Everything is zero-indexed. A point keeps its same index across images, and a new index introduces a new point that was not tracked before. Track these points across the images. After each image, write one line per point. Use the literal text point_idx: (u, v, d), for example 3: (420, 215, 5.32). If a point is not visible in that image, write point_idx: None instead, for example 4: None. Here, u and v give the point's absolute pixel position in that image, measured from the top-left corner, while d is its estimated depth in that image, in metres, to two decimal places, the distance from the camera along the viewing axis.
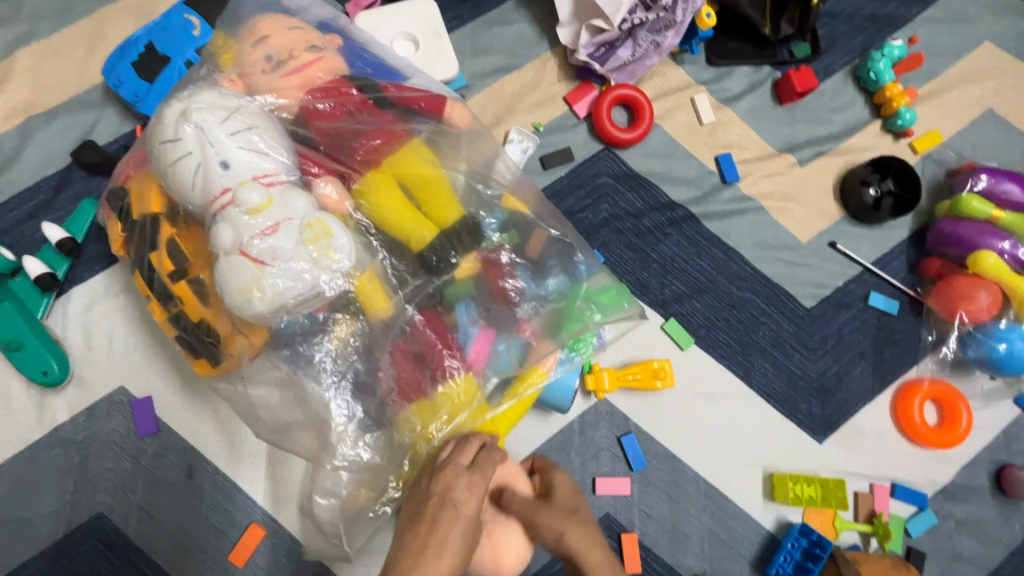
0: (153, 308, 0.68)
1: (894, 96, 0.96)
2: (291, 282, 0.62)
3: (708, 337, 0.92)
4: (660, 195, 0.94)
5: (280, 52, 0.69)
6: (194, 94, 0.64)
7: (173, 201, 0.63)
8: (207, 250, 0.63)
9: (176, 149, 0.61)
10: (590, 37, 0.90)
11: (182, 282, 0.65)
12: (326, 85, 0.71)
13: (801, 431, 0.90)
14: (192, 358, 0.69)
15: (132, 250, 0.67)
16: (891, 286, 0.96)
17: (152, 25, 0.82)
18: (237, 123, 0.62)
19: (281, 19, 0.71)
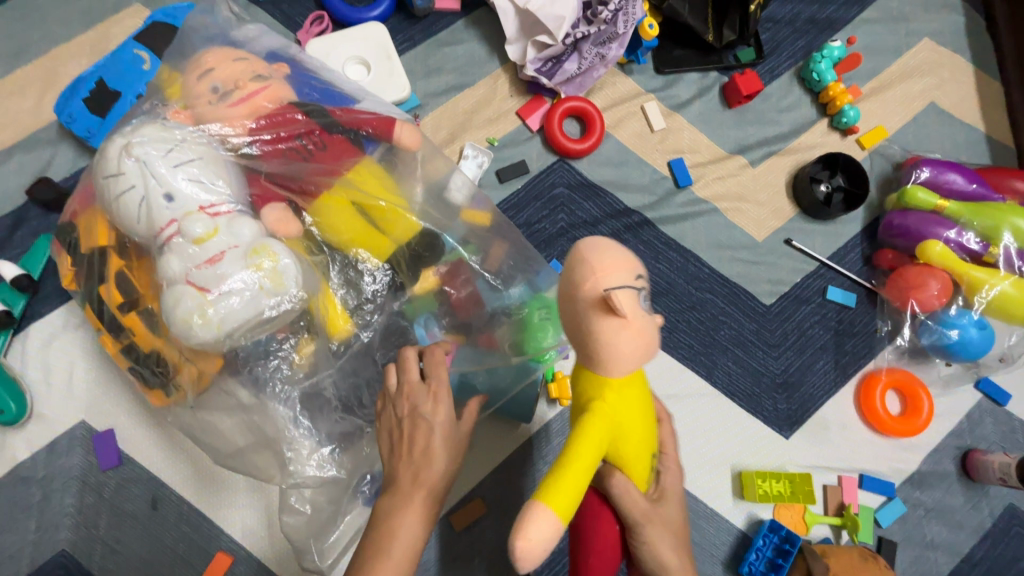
0: (105, 340, 0.68)
1: (837, 94, 0.98)
2: (237, 309, 0.61)
3: (671, 339, 0.93)
4: (616, 202, 0.96)
5: (225, 82, 0.70)
6: (137, 128, 0.64)
7: (119, 233, 0.64)
8: (154, 280, 0.63)
9: (119, 182, 0.61)
10: (536, 53, 0.93)
11: (131, 313, 0.64)
12: (272, 112, 0.71)
13: (768, 428, 0.91)
14: (147, 388, 0.69)
15: (82, 284, 0.68)
16: (849, 279, 0.98)
17: (103, 61, 0.83)
18: (180, 155, 0.62)
19: (226, 52, 0.72)
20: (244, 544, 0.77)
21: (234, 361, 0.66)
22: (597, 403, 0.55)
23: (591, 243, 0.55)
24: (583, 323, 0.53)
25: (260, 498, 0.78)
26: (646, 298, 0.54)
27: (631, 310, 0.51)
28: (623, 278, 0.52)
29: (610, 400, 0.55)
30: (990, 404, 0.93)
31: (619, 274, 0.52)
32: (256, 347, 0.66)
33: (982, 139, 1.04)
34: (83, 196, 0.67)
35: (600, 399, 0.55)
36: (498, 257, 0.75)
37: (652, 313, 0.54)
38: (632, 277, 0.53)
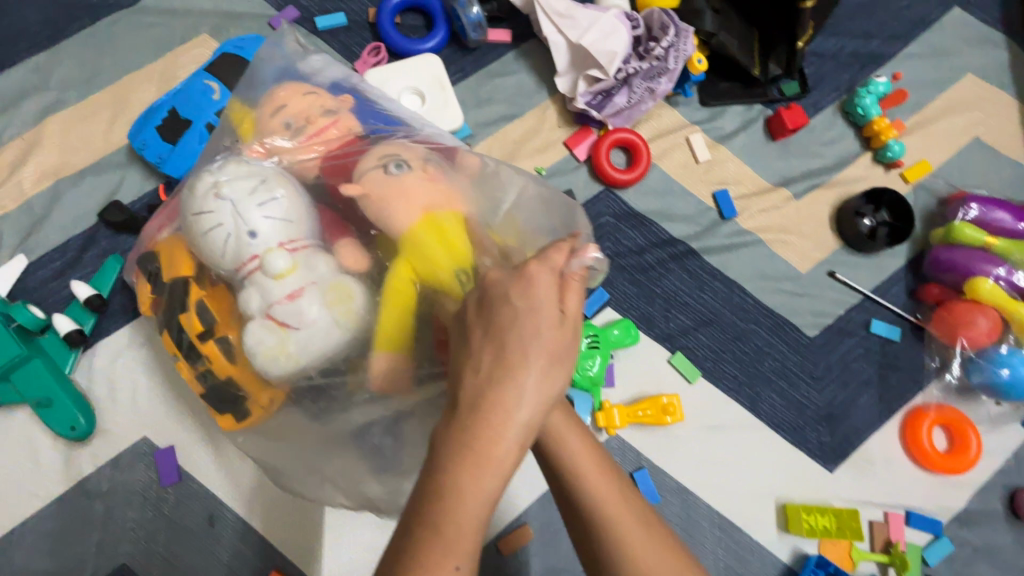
0: (180, 366, 0.70)
1: (882, 129, 1.00)
2: (318, 339, 0.64)
3: (715, 369, 0.94)
4: (661, 232, 0.97)
5: (297, 118, 0.74)
6: (224, 167, 0.67)
7: (203, 265, 0.67)
8: (237, 311, 0.66)
9: (208, 219, 0.64)
10: (587, 86, 0.95)
11: (210, 341, 0.66)
12: (340, 143, 0.74)
13: (813, 461, 0.91)
14: (217, 411, 0.71)
15: (161, 312, 0.70)
16: (892, 312, 0.98)
17: (175, 91, 0.87)
18: (264, 193, 0.65)
19: (299, 86, 0.77)
20: (297, 562, 0.79)
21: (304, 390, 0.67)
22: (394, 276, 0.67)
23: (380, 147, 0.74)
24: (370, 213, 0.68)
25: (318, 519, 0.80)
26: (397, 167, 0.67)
27: (368, 182, 0.67)
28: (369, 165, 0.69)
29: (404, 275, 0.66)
30: None
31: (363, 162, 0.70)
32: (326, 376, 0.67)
33: None
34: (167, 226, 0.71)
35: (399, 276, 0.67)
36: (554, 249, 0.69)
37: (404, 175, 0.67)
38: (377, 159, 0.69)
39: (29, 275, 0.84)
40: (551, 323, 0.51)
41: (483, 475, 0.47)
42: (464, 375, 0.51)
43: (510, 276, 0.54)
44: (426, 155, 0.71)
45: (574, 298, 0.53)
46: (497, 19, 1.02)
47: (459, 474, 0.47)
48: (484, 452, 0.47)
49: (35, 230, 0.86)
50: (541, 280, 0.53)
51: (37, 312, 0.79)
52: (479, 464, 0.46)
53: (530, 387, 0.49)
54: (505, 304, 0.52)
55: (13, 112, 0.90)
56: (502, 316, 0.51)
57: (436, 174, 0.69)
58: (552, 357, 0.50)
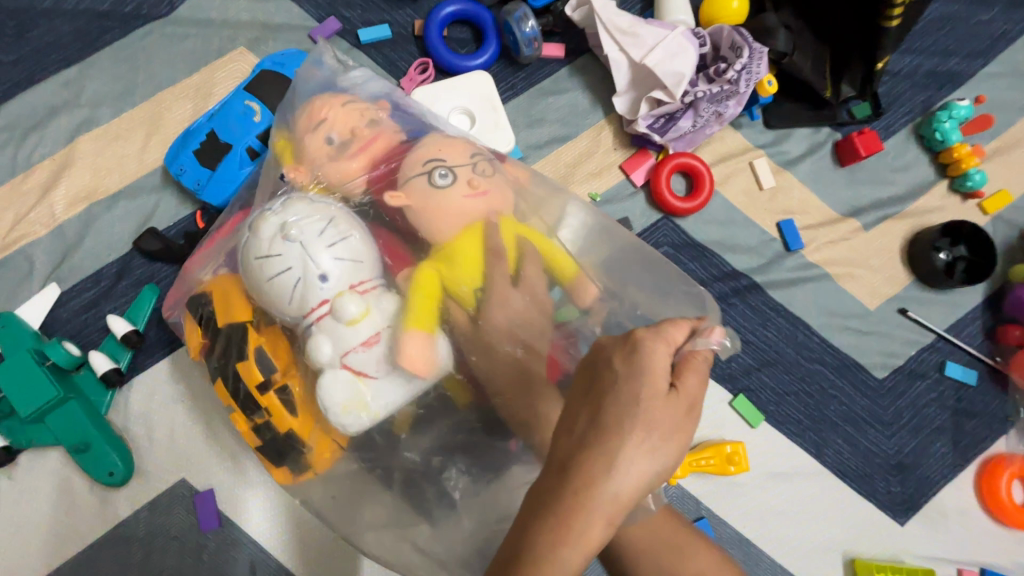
0: (235, 417, 0.66)
1: (963, 156, 0.93)
2: (393, 389, 0.62)
3: (779, 412, 0.88)
4: (723, 263, 0.92)
5: (341, 133, 0.69)
6: (287, 205, 0.63)
7: (266, 311, 0.64)
8: (303, 360, 0.63)
9: (274, 264, 0.60)
10: (649, 109, 0.88)
11: (272, 392, 0.63)
12: (386, 157, 0.69)
13: (881, 512, 0.86)
14: (273, 467, 0.67)
15: (213, 358, 0.66)
16: (968, 354, 0.92)
17: (212, 111, 0.81)
18: (333, 233, 0.61)
19: (334, 97, 0.71)
20: None
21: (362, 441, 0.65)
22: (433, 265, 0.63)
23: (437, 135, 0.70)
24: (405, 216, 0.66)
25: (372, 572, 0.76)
26: (442, 175, 0.64)
27: (410, 189, 0.64)
28: (408, 163, 0.66)
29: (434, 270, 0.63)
30: None
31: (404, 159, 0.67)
32: (387, 426, 0.64)
33: None
34: (219, 270, 0.68)
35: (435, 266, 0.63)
36: (617, 276, 0.67)
37: (448, 184, 0.64)
38: (421, 163, 0.65)
39: (63, 305, 0.80)
40: (664, 396, 0.46)
41: (563, 556, 0.41)
42: (558, 442, 0.46)
43: (620, 344, 0.50)
44: (472, 159, 0.66)
45: (697, 382, 0.48)
46: (551, 33, 0.96)
47: (542, 545, 0.41)
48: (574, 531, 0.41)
49: (67, 258, 0.82)
50: (653, 349, 0.48)
51: (72, 349, 0.75)
52: (564, 542, 0.41)
53: (635, 466, 0.43)
54: (614, 371, 0.47)
55: (43, 130, 0.85)
56: (609, 387, 0.46)
57: (485, 184, 0.65)
58: (667, 433, 0.44)
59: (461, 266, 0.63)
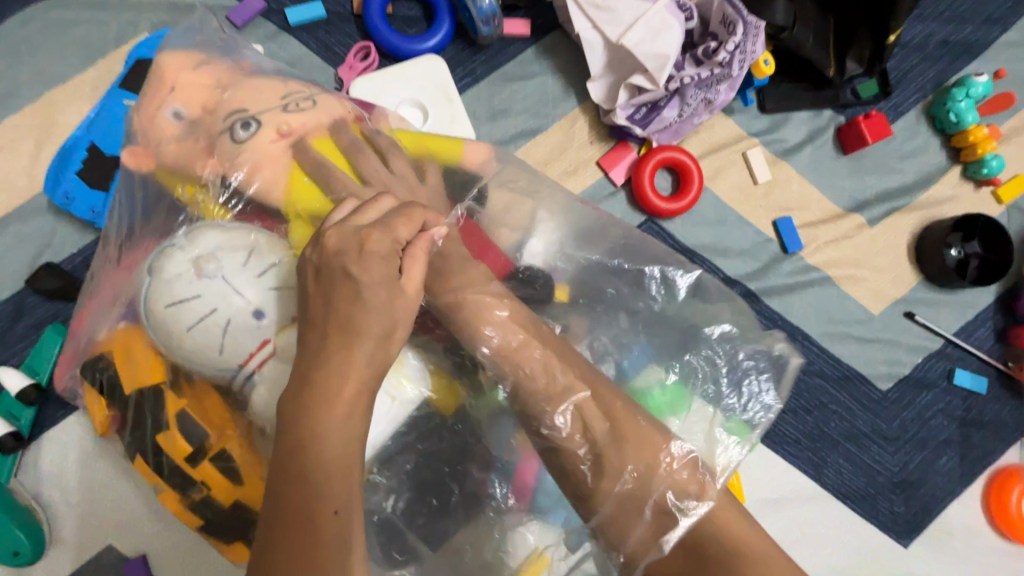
0: (163, 497, 0.55)
1: (979, 140, 0.83)
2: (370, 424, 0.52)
3: (776, 433, 0.80)
4: (714, 270, 0.82)
5: (189, 108, 0.57)
6: (196, 236, 0.51)
7: (184, 368, 0.51)
8: (244, 416, 0.52)
9: (192, 308, 0.48)
10: (628, 97, 0.76)
11: (206, 462, 0.52)
12: (206, 118, 0.57)
13: (885, 534, 0.80)
14: (222, 546, 0.56)
15: (126, 431, 0.54)
16: (978, 359, 0.84)
17: (95, 122, 0.69)
18: (260, 262, 0.50)
19: (185, 57, 0.60)
20: None
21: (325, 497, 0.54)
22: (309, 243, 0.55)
23: (274, 82, 0.59)
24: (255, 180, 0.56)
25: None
26: (244, 127, 0.56)
27: (224, 155, 0.56)
28: (221, 123, 0.56)
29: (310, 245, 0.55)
30: None
31: (217, 115, 0.57)
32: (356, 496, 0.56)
33: None
34: (121, 322, 0.55)
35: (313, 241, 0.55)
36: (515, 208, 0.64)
37: (250, 139, 0.56)
38: (229, 117, 0.56)
39: None
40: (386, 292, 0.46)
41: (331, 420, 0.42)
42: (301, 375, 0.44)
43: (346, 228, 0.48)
44: (284, 101, 0.58)
45: (538, 350, 0.55)
46: (513, 8, 0.83)
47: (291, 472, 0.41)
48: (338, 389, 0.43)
49: None
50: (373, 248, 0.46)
51: None
52: (330, 402, 0.42)
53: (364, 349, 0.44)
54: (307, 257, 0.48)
55: None
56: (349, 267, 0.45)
57: (294, 124, 0.57)
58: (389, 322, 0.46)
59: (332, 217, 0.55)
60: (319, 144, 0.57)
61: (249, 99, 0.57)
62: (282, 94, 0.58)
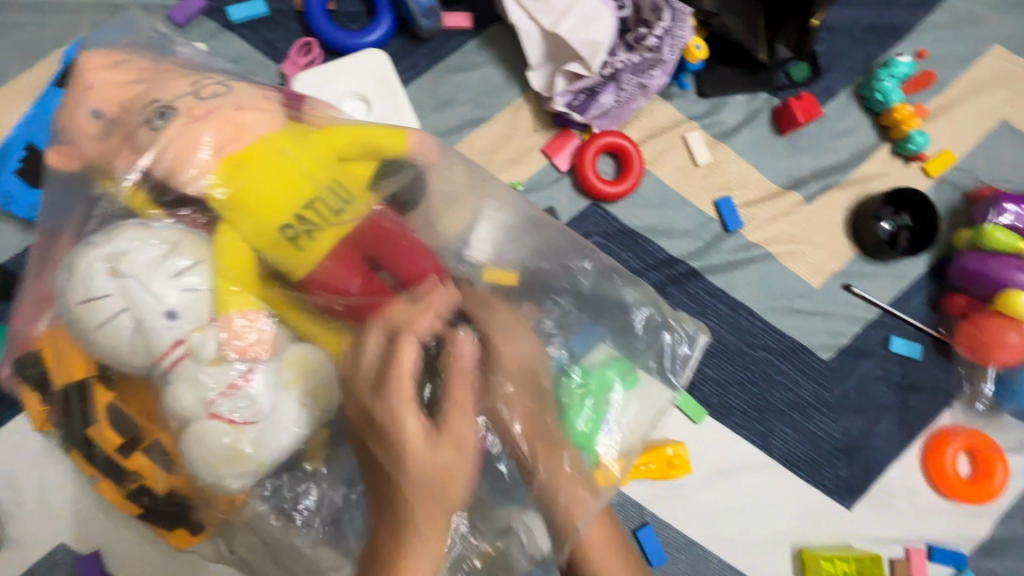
0: (101, 487, 0.55)
1: (904, 118, 0.87)
2: (279, 432, 0.51)
3: (722, 406, 0.83)
4: (657, 251, 0.85)
5: (108, 107, 0.54)
6: (115, 232, 0.50)
7: (102, 364, 0.50)
8: (161, 414, 0.50)
9: (104, 306, 0.47)
10: (566, 83, 0.79)
11: (138, 453, 0.52)
12: (119, 114, 0.53)
13: (829, 499, 0.83)
14: (166, 532, 0.57)
15: (58, 423, 0.54)
16: (912, 327, 0.88)
17: (33, 122, 0.69)
18: (179, 260, 0.50)
19: (106, 57, 0.58)
20: None
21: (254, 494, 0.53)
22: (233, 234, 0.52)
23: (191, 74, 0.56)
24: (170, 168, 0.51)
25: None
26: (160, 117, 0.52)
27: (141, 147, 0.52)
28: (136, 117, 0.53)
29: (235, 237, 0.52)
30: None
31: (133, 107, 0.53)
32: None
33: None
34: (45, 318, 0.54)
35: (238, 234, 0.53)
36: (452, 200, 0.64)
37: (167, 127, 0.52)
38: (144, 109, 0.53)
39: None
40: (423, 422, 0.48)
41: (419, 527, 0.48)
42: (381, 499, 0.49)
43: (424, 451, 0.47)
44: (195, 87, 0.54)
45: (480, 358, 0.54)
46: (454, 2, 0.85)
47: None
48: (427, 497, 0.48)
49: None
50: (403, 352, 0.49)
51: None
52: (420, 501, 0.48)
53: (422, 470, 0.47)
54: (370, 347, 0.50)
55: None
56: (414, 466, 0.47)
57: (208, 107, 0.53)
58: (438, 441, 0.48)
59: (254, 205, 0.53)
60: (256, 141, 0.54)
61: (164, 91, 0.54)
62: (193, 82, 0.55)
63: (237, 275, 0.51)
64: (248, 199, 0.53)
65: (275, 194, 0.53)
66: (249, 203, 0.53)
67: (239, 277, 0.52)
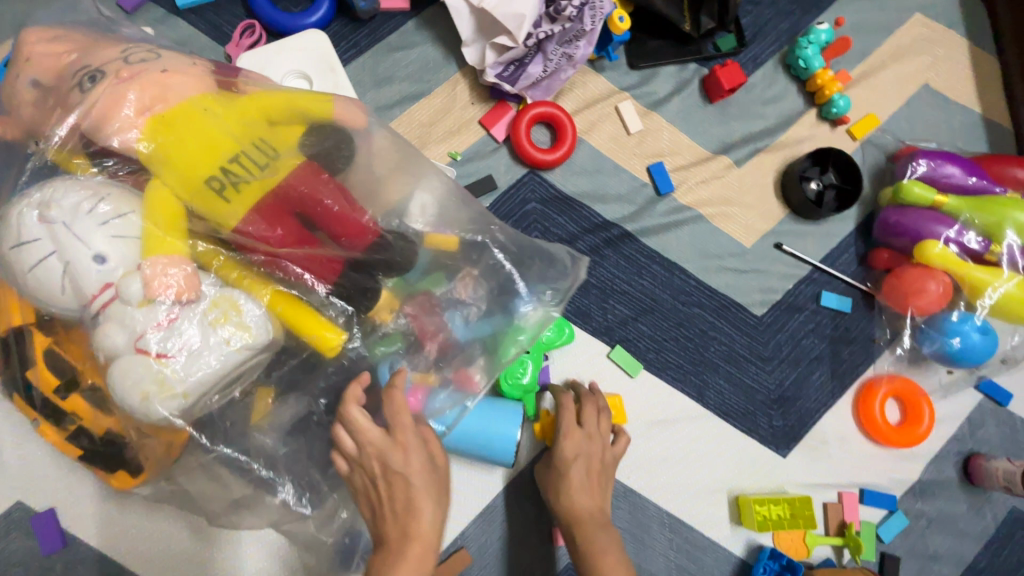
0: (44, 430, 0.60)
1: (826, 82, 0.91)
2: (203, 369, 0.55)
3: (658, 360, 0.87)
4: (593, 215, 0.88)
5: (44, 76, 0.59)
6: (46, 185, 0.54)
7: (37, 309, 0.54)
8: (92, 354, 0.54)
9: (34, 251, 0.52)
10: (496, 56, 0.84)
11: (74, 395, 0.56)
12: (56, 81, 0.58)
13: (764, 447, 0.86)
14: (108, 473, 0.61)
15: (4, 371, 0.59)
16: (843, 282, 0.92)
17: None
18: (106, 209, 0.53)
19: (43, 32, 0.62)
20: None
21: (190, 429, 0.57)
22: (160, 187, 0.56)
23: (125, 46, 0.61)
24: (95, 123, 0.55)
25: (260, 554, 0.73)
26: (90, 80, 0.57)
27: (72, 109, 0.56)
28: (71, 81, 0.57)
29: (162, 189, 0.56)
30: (991, 405, 0.89)
31: (68, 73, 0.58)
32: (237, 425, 0.60)
33: (980, 121, 0.97)
34: None
35: (165, 187, 0.56)
36: (381, 169, 0.69)
37: (94, 89, 0.56)
38: (76, 75, 0.57)
39: None
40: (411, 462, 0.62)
41: (424, 510, 0.61)
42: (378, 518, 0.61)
43: (382, 445, 0.61)
44: (124, 55, 0.59)
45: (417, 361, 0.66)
46: None
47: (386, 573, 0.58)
48: (429, 497, 0.62)
49: None
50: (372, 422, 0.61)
51: None
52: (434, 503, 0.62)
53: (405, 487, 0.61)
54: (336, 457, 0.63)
55: None
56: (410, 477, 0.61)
57: (135, 70, 0.57)
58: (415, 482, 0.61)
59: (179, 161, 0.57)
60: (189, 99, 0.58)
61: (96, 58, 0.58)
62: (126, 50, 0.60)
63: (163, 225, 0.55)
64: (175, 154, 0.56)
65: (201, 151, 0.57)
66: (177, 158, 0.57)
67: (166, 226, 0.56)
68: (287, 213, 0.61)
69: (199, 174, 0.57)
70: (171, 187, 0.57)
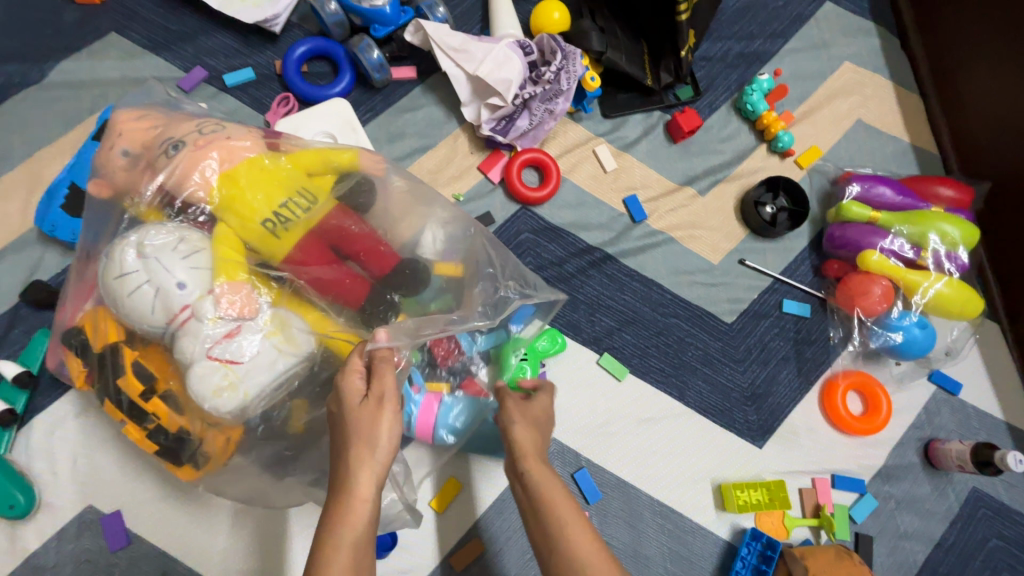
0: (127, 429, 0.72)
1: (771, 122, 1.07)
2: (259, 372, 0.68)
3: (642, 365, 0.99)
4: (578, 242, 1.03)
5: (134, 146, 0.75)
6: (140, 230, 0.69)
7: (131, 328, 0.68)
8: (174, 362, 0.68)
9: (131, 280, 0.66)
10: (490, 113, 1.01)
11: (155, 398, 0.69)
12: (145, 149, 0.74)
13: (742, 440, 0.96)
14: (176, 466, 0.73)
15: (97, 381, 0.72)
16: (801, 291, 1.04)
17: (72, 167, 0.90)
18: (187, 246, 0.68)
19: (131, 112, 0.79)
20: None
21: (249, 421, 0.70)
22: (225, 227, 0.71)
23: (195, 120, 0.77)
24: (179, 180, 0.71)
25: (296, 547, 0.83)
26: (174, 148, 0.72)
27: (159, 170, 0.72)
28: (157, 149, 0.73)
29: (226, 229, 0.71)
30: (945, 395, 1.00)
31: (153, 144, 0.74)
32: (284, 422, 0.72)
33: (909, 149, 1.13)
34: (90, 303, 0.72)
35: (228, 227, 0.71)
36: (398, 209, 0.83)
37: (177, 155, 0.72)
38: (161, 145, 0.73)
39: None
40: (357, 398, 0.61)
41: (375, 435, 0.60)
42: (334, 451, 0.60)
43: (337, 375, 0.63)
44: (197, 127, 0.75)
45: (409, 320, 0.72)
46: (401, 59, 1.07)
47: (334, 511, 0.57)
48: (369, 431, 0.59)
49: None
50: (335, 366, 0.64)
51: None
52: (360, 443, 0.59)
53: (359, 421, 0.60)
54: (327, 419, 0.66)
55: None
56: (344, 415, 0.61)
57: (208, 139, 0.73)
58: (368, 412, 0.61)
59: (240, 207, 0.71)
60: (249, 159, 0.73)
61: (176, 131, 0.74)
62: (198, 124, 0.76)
63: (226, 256, 0.70)
64: (238, 203, 0.71)
65: (257, 199, 0.72)
66: (238, 204, 0.71)
67: (228, 257, 0.70)
68: (322, 244, 0.76)
69: (253, 216, 0.71)
70: (232, 227, 0.71)
